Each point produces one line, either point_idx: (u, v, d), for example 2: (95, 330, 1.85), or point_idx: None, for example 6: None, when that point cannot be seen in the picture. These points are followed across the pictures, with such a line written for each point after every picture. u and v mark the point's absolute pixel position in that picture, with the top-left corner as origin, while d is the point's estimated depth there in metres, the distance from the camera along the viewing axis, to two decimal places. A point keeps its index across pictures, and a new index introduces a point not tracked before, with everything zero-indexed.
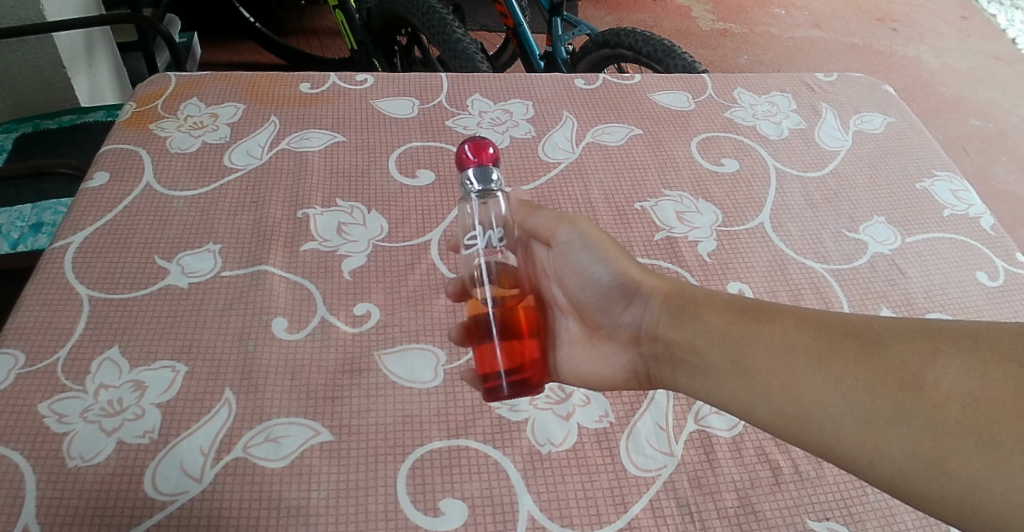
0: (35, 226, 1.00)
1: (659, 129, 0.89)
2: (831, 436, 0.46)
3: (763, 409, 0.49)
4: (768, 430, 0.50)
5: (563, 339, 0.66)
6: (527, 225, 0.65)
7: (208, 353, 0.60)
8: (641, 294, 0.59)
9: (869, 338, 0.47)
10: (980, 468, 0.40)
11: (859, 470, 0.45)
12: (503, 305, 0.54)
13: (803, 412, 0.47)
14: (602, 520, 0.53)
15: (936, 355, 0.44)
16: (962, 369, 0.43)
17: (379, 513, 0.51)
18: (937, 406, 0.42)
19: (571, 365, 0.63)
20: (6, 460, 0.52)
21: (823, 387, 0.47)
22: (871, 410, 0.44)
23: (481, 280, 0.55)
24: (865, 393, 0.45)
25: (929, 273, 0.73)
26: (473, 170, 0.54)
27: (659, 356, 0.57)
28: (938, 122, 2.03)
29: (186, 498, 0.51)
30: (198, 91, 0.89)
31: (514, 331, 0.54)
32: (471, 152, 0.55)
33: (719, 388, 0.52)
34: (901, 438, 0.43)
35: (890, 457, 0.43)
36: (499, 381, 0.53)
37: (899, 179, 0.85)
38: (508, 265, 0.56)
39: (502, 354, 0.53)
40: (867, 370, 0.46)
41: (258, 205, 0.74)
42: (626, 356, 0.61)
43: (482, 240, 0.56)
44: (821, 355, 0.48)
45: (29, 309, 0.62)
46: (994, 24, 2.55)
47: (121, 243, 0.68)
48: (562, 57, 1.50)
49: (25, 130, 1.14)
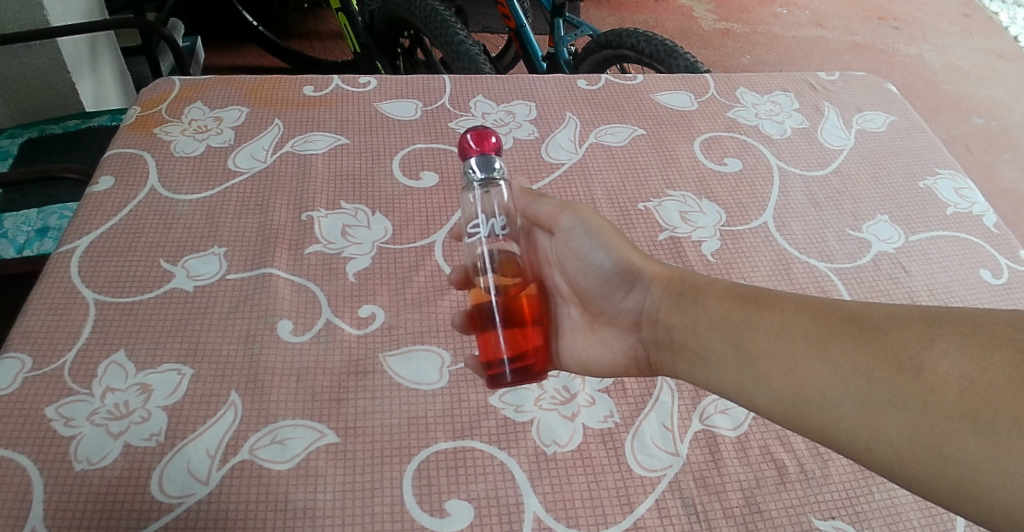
0: (41, 231, 1.01)
1: (661, 129, 0.89)
2: (830, 421, 0.46)
3: (761, 395, 0.50)
4: (766, 416, 0.50)
5: (565, 327, 0.66)
6: (529, 212, 0.65)
7: (214, 356, 0.60)
8: (641, 281, 0.59)
9: (868, 324, 0.47)
10: (977, 451, 0.40)
11: (858, 454, 0.45)
12: (506, 292, 0.54)
13: (801, 397, 0.47)
14: (608, 520, 0.53)
15: (934, 340, 0.44)
16: (960, 353, 0.43)
17: (385, 515, 0.52)
18: (934, 389, 0.42)
19: (573, 352, 0.63)
20: (14, 463, 0.52)
21: (821, 372, 0.47)
22: (869, 394, 0.45)
23: (484, 268, 0.55)
24: (863, 377, 0.45)
25: (933, 271, 0.73)
26: (476, 158, 0.55)
27: (659, 342, 0.58)
28: (941, 121, 2.02)
29: (192, 500, 0.51)
30: (202, 95, 0.89)
31: (517, 319, 0.54)
32: (474, 142, 0.55)
33: (718, 374, 0.52)
34: (899, 423, 0.43)
35: (888, 441, 0.43)
36: (502, 369, 0.54)
37: (902, 177, 0.85)
38: (510, 252, 0.56)
39: (505, 342, 0.53)
40: (866, 355, 0.46)
41: (263, 208, 0.74)
42: (626, 341, 0.61)
43: (485, 229, 0.56)
44: (820, 340, 0.48)
45: (35, 313, 0.62)
46: (996, 22, 2.55)
47: (127, 247, 0.69)
48: (564, 58, 1.50)
49: (30, 135, 1.15)
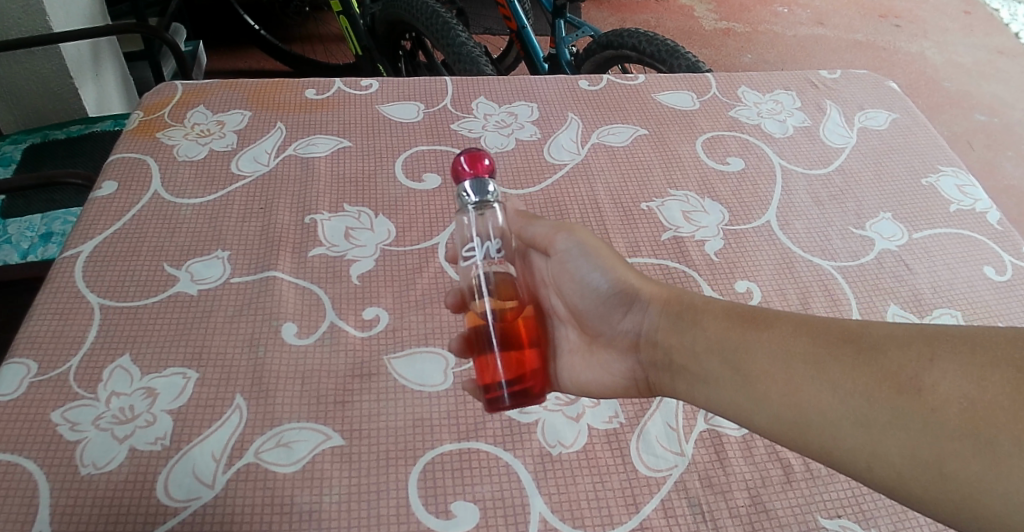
0: (45, 236, 1.01)
1: (664, 129, 0.89)
2: (831, 442, 0.46)
3: (761, 415, 0.49)
4: (767, 436, 0.50)
5: (563, 349, 0.66)
6: (524, 234, 0.65)
7: (219, 359, 0.60)
8: (639, 301, 0.59)
9: (867, 344, 0.47)
10: (979, 470, 0.40)
11: (859, 473, 0.45)
12: (502, 316, 0.54)
13: (801, 417, 0.47)
14: (614, 521, 0.53)
15: (933, 359, 0.44)
16: (959, 373, 0.43)
17: (391, 517, 0.52)
18: (934, 409, 0.42)
19: (572, 374, 0.63)
20: (20, 468, 0.52)
21: (820, 393, 0.47)
22: (870, 415, 0.44)
23: (480, 291, 0.55)
24: (863, 397, 0.45)
25: (936, 268, 0.73)
26: (469, 182, 0.54)
27: (658, 363, 0.57)
28: (943, 118, 2.02)
29: (198, 504, 0.51)
30: (205, 99, 0.89)
31: (513, 341, 0.54)
32: (467, 164, 0.55)
33: (717, 395, 0.52)
34: (900, 442, 0.43)
35: (889, 461, 0.43)
36: (499, 392, 0.53)
37: (905, 174, 0.85)
38: (507, 273, 0.57)
39: (503, 366, 0.53)
40: (865, 376, 0.46)
41: (266, 211, 0.74)
42: (626, 364, 0.60)
43: (480, 251, 0.56)
44: (819, 361, 0.48)
45: (41, 319, 0.62)
46: (997, 19, 2.54)
47: (130, 252, 0.69)
48: (566, 58, 1.50)
49: (34, 140, 1.15)
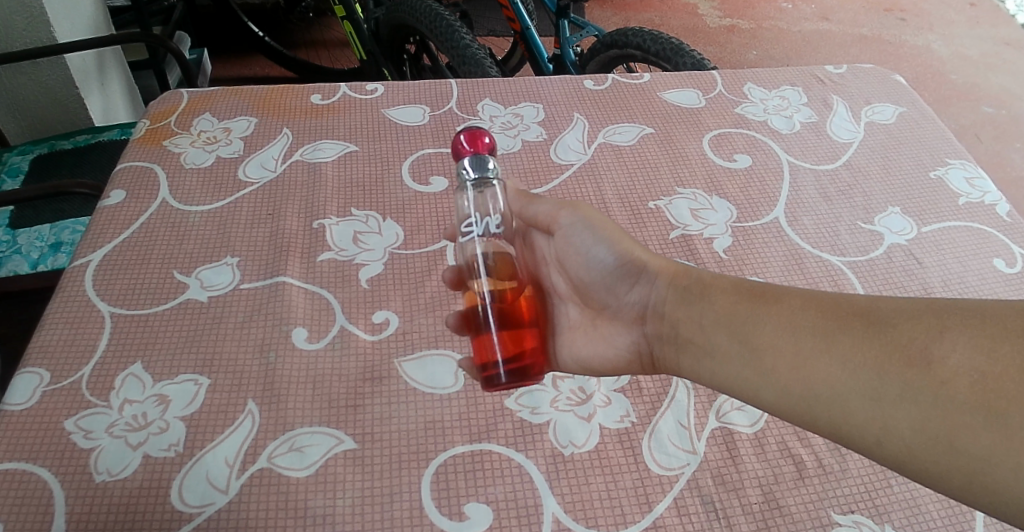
0: (54, 246, 1.02)
1: (670, 127, 0.89)
2: (840, 416, 0.46)
3: (769, 391, 0.49)
4: (776, 413, 0.49)
5: (564, 326, 0.66)
6: (527, 214, 0.66)
7: (230, 365, 0.60)
8: (646, 274, 0.59)
9: (876, 319, 0.46)
10: (989, 444, 0.40)
11: (868, 448, 0.45)
12: (501, 297, 0.54)
13: (810, 391, 0.47)
14: (628, 520, 0.52)
15: (943, 332, 0.43)
16: (970, 346, 0.42)
17: (405, 519, 0.52)
18: (945, 382, 0.42)
19: (572, 350, 0.63)
20: (34, 476, 0.52)
21: (828, 367, 0.46)
22: (880, 388, 0.44)
23: (477, 270, 0.55)
24: (873, 371, 0.45)
25: (947, 262, 0.73)
26: (469, 159, 0.55)
27: (663, 336, 0.57)
28: (951, 111, 2.01)
29: (213, 509, 0.51)
30: (210, 106, 0.89)
31: (511, 320, 0.54)
32: (468, 143, 0.56)
33: (724, 370, 0.52)
34: (910, 416, 0.43)
35: (899, 435, 0.43)
36: (496, 370, 0.53)
37: (915, 168, 0.85)
38: (504, 251, 0.56)
39: (500, 345, 0.53)
40: (875, 349, 0.45)
41: (274, 217, 0.74)
42: (630, 336, 0.61)
43: (479, 227, 0.56)
44: (827, 335, 0.47)
45: (52, 327, 0.62)
46: (1003, 10, 2.53)
47: (141, 260, 0.69)
48: (570, 58, 1.50)
49: (41, 151, 1.16)
